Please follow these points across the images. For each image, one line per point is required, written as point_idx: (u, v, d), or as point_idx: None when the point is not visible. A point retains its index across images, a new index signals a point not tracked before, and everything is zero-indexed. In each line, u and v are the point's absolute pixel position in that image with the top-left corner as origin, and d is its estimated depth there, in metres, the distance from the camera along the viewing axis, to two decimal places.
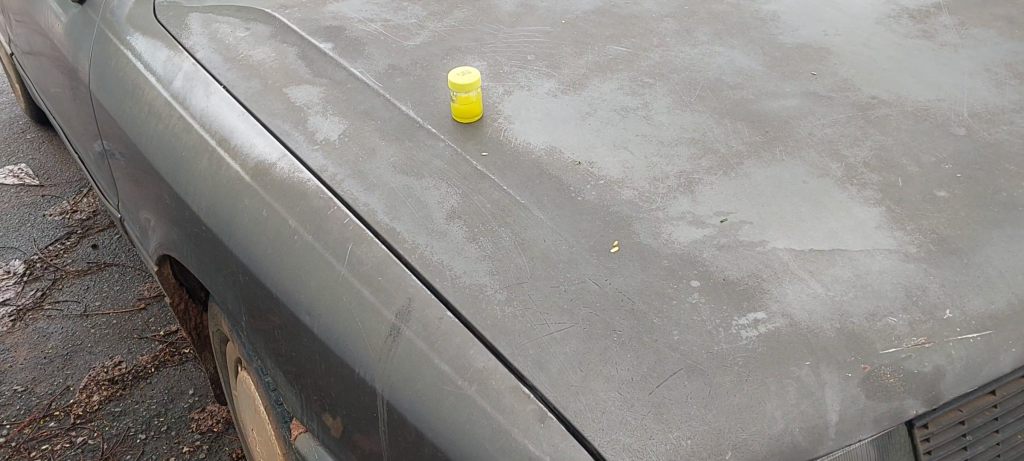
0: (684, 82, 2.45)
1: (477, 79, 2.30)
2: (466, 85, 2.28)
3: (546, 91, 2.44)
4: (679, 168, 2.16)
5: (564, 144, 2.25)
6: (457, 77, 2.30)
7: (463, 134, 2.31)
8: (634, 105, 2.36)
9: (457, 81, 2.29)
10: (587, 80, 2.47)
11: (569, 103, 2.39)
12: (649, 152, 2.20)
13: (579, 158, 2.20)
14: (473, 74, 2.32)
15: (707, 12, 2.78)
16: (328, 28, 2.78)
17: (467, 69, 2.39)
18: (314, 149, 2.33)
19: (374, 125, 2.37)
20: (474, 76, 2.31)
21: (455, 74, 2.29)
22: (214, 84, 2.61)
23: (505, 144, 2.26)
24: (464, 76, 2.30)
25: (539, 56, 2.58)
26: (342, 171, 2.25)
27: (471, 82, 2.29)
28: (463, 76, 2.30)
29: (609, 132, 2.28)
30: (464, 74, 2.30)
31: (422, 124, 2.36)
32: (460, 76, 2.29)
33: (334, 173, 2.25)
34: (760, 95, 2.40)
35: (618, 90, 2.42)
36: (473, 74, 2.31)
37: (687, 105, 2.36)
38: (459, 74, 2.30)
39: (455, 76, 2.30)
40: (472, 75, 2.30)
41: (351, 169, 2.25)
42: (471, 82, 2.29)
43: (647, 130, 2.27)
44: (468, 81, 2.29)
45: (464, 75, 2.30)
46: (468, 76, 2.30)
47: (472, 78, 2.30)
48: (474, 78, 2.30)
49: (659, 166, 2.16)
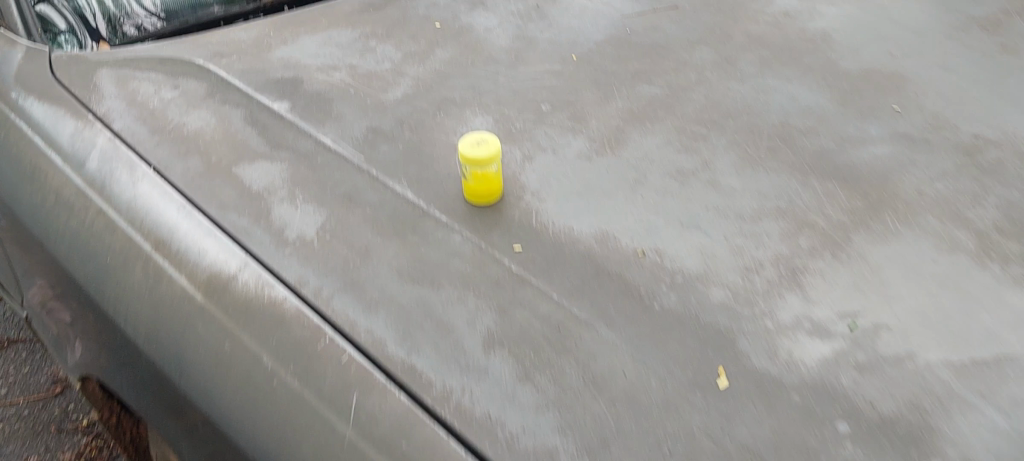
0: (745, 129, 1.95)
1: (495, 151, 1.77)
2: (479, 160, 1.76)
3: (575, 154, 1.92)
4: (774, 250, 1.66)
5: (616, 227, 1.73)
6: (469, 147, 1.77)
7: (482, 222, 1.78)
8: (692, 166, 1.86)
9: (468, 154, 1.77)
10: (624, 135, 1.96)
11: (609, 168, 1.87)
12: (731, 231, 1.70)
13: (642, 246, 1.68)
14: (492, 143, 1.79)
15: (743, 33, 2.28)
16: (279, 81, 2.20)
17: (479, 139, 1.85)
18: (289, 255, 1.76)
19: (362, 214, 1.82)
20: (492, 146, 1.78)
21: (467, 144, 1.77)
22: (142, 165, 2.03)
23: (540, 232, 1.74)
24: (479, 146, 1.77)
25: (555, 107, 2.06)
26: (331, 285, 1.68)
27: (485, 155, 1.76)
28: (477, 146, 1.77)
29: (671, 206, 1.76)
30: (478, 143, 1.77)
31: (425, 209, 1.82)
32: (473, 147, 1.77)
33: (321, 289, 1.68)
34: (843, 141, 1.92)
35: (666, 146, 1.92)
36: (491, 144, 1.78)
37: (758, 161, 1.86)
38: (472, 144, 1.77)
39: (466, 145, 1.77)
40: (489, 146, 1.77)
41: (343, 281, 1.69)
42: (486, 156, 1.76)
43: (719, 201, 1.77)
44: (483, 154, 1.76)
45: (478, 145, 1.77)
46: (483, 147, 1.77)
47: (489, 149, 1.77)
48: (492, 149, 1.78)
49: (748, 252, 1.65)
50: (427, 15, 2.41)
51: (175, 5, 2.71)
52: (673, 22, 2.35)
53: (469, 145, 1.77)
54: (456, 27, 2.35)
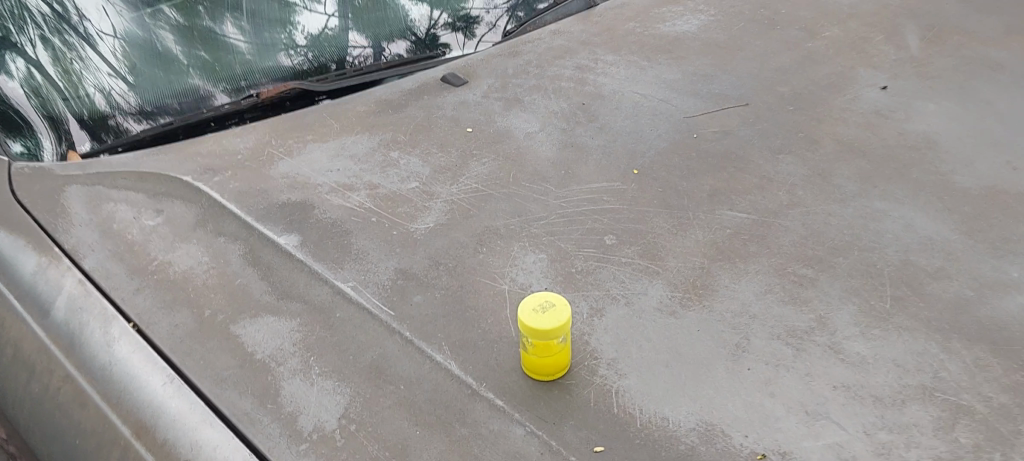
0: (859, 269, 1.59)
1: (564, 318, 1.38)
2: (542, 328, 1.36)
3: (655, 306, 1.53)
4: (930, 451, 1.30)
5: (722, 417, 1.36)
6: (529, 311, 1.38)
7: (548, 406, 1.38)
8: (804, 324, 1.49)
9: (528, 320, 1.38)
10: (713, 280, 1.57)
11: (701, 327, 1.49)
12: (869, 422, 1.34)
13: (760, 446, 1.32)
14: (560, 306, 1.40)
15: (833, 138, 1.93)
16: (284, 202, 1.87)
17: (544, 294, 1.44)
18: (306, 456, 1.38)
19: (394, 394, 1.44)
20: (559, 311, 1.38)
21: (527, 308, 1.38)
22: (119, 318, 1.63)
23: (625, 424, 1.36)
24: (542, 311, 1.38)
25: (623, 237, 1.67)
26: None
27: (551, 323, 1.36)
28: (539, 310, 1.38)
29: (788, 386, 1.40)
30: (542, 307, 1.39)
31: (474, 387, 1.43)
32: (535, 312, 1.38)
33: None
34: (982, 285, 1.56)
35: (768, 295, 1.54)
36: (558, 309, 1.39)
37: (884, 316, 1.50)
38: (534, 307, 1.39)
39: (526, 309, 1.39)
40: (556, 311, 1.38)
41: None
42: (551, 324, 1.36)
43: (846, 377, 1.41)
44: (548, 321, 1.37)
45: (542, 309, 1.38)
46: (548, 312, 1.38)
47: (555, 315, 1.38)
48: (559, 315, 1.38)
49: (896, 453, 1.30)
50: (456, 117, 2.11)
51: (149, 58, 2.13)
52: (745, 123, 2.00)
53: (529, 309, 1.38)
54: (492, 131, 2.05)
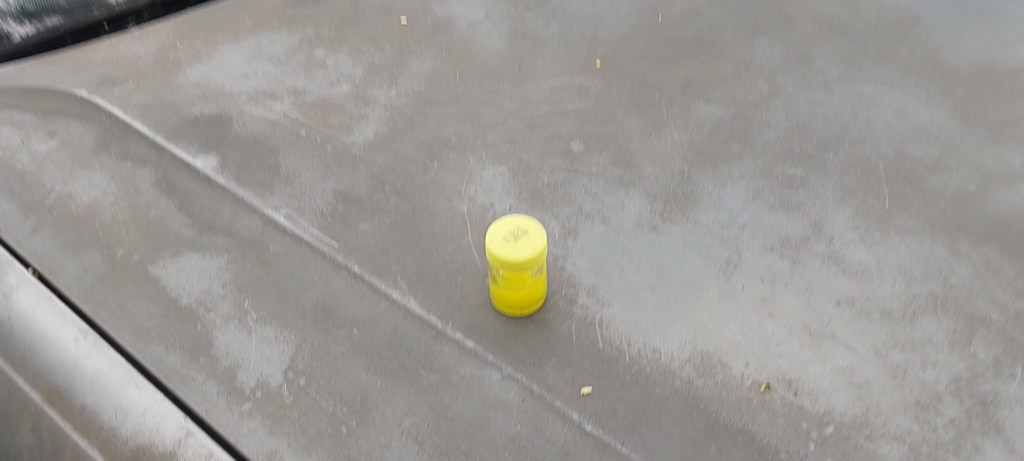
0: (852, 166, 1.45)
1: (540, 246, 1.19)
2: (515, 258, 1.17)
3: (634, 222, 1.36)
4: (946, 370, 1.19)
5: (719, 345, 1.21)
6: (498, 239, 1.20)
7: (525, 345, 1.23)
8: (800, 232, 1.34)
9: (497, 249, 1.19)
10: (696, 189, 1.41)
11: (688, 242, 1.33)
12: (878, 340, 1.22)
13: (764, 376, 1.18)
14: (535, 233, 1.20)
15: (809, 19, 1.76)
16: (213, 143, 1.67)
17: (516, 217, 1.22)
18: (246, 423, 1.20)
19: (346, 340, 1.26)
20: (535, 238, 1.20)
21: (497, 237, 1.20)
22: (14, 261, 1.38)
23: (613, 360, 1.20)
24: (514, 239, 1.20)
25: (591, 145, 1.49)
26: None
27: (525, 251, 1.17)
28: (511, 238, 1.19)
29: (788, 305, 1.26)
30: (514, 234, 1.20)
31: (439, 327, 1.25)
32: (506, 241, 1.19)
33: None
34: (985, 176, 1.43)
35: (757, 201, 1.39)
36: (533, 235, 1.20)
37: (884, 218, 1.37)
38: (504, 235, 1.20)
39: (494, 237, 1.20)
40: (531, 237, 1.19)
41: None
42: (525, 252, 1.18)
43: (850, 290, 1.27)
44: (521, 249, 1.18)
45: (514, 237, 1.19)
46: (521, 240, 1.19)
47: (529, 242, 1.19)
48: (534, 241, 1.19)
49: (910, 375, 1.19)
50: (388, 6, 1.88)
51: None
52: (711, 5, 1.82)
53: (498, 237, 1.20)
54: (432, 22, 1.82)
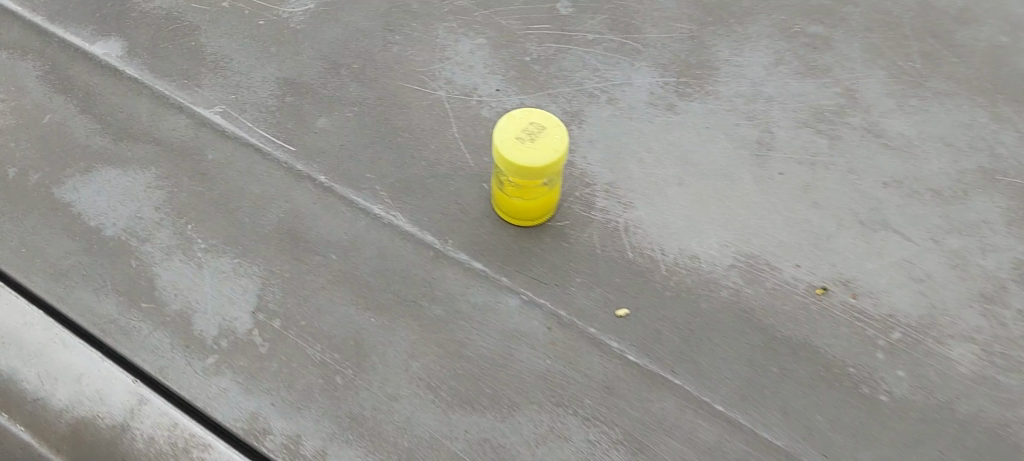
0: (875, 21, 1.27)
1: (561, 146, 0.98)
2: (533, 163, 0.96)
3: (646, 101, 1.16)
4: (1008, 254, 1.06)
5: (764, 247, 1.05)
6: (509, 139, 0.98)
7: (542, 261, 1.03)
8: (832, 103, 1.17)
9: (509, 153, 0.97)
10: (711, 54, 1.21)
11: (710, 121, 1.15)
12: (933, 225, 1.08)
13: (817, 278, 1.03)
14: (552, 134, 0.99)
15: None
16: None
17: (535, 112, 1.00)
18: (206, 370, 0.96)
19: (324, 270, 1.04)
20: (554, 136, 0.98)
21: (508, 136, 0.98)
22: None
23: (648, 274, 1.03)
24: (530, 137, 0.98)
25: (581, 7, 1.26)
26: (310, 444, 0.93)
27: (545, 155, 0.96)
28: (526, 138, 0.97)
29: (832, 191, 1.10)
30: (528, 132, 0.98)
31: (436, 247, 1.05)
32: (519, 141, 0.97)
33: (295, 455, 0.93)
34: (1016, 26, 1.27)
35: (780, 67, 1.20)
36: (552, 133, 0.98)
37: (919, 80, 1.20)
38: (517, 134, 0.98)
39: (504, 136, 0.98)
40: (550, 136, 0.98)
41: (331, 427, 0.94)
42: (545, 155, 0.96)
43: (895, 169, 1.12)
44: (539, 152, 0.96)
45: (529, 136, 0.98)
46: (539, 140, 0.97)
47: (549, 142, 0.97)
48: (555, 140, 0.97)
49: (971, 264, 1.05)
50: None
51: None
52: None
53: (509, 136, 0.98)
54: None
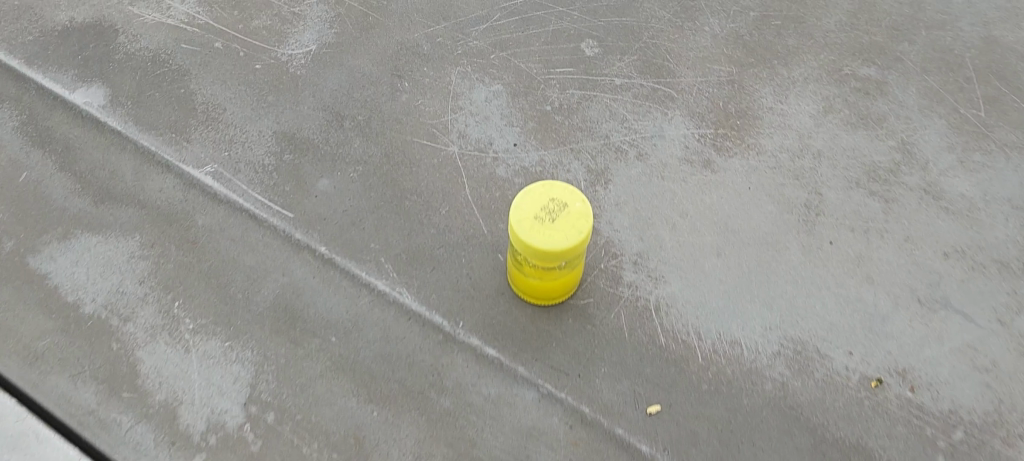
0: (933, 61, 1.15)
1: (586, 227, 0.87)
2: (553, 247, 0.85)
3: (681, 157, 1.05)
4: None
5: (812, 330, 0.94)
6: (527, 217, 0.87)
7: (563, 348, 0.93)
8: (887, 158, 1.05)
9: (526, 234, 0.87)
10: (752, 102, 1.10)
11: (752, 181, 1.03)
12: (1002, 301, 0.96)
13: (872, 367, 0.92)
14: (576, 213, 0.88)
15: None
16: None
17: (558, 186, 0.89)
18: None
19: (324, 355, 0.94)
20: (577, 215, 0.88)
21: (526, 214, 0.87)
22: None
23: (682, 363, 0.92)
24: (550, 216, 0.87)
25: (607, 50, 1.15)
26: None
27: (566, 237, 0.85)
28: (545, 217, 0.87)
29: (887, 264, 0.98)
30: (549, 210, 0.88)
31: (446, 330, 0.94)
32: (538, 221, 0.87)
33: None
34: None
35: (828, 117, 1.08)
36: (575, 211, 0.88)
37: (982, 132, 1.08)
38: (536, 212, 0.87)
39: (522, 214, 0.88)
40: (573, 215, 0.87)
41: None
42: (565, 237, 0.86)
43: (957, 238, 1.00)
44: (559, 234, 0.86)
45: (549, 215, 0.87)
46: (560, 219, 0.87)
47: (571, 222, 0.87)
48: (578, 220, 0.87)
49: None
50: None
51: None
52: None
53: (527, 214, 0.87)
54: None
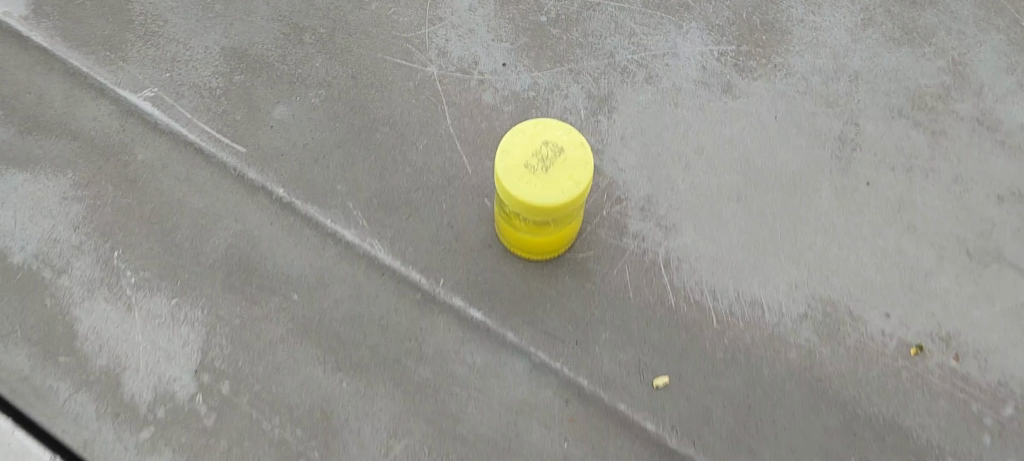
0: None
1: (585, 176, 0.73)
2: (547, 203, 0.72)
3: (695, 79, 0.90)
4: None
5: (844, 288, 0.82)
6: (516, 165, 0.73)
7: (558, 310, 0.81)
8: (936, 81, 0.91)
9: (515, 185, 0.73)
10: (779, 11, 0.94)
11: (778, 109, 0.89)
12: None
13: (912, 332, 0.81)
14: (573, 159, 0.74)
15: None
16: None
17: (551, 126, 0.75)
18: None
19: (285, 316, 0.82)
20: (575, 161, 0.74)
21: (515, 162, 0.73)
22: None
23: (695, 326, 0.80)
24: (543, 164, 0.73)
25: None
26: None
27: (562, 191, 0.72)
28: (537, 165, 0.73)
29: (930, 211, 0.85)
30: (541, 156, 0.73)
31: (425, 288, 0.82)
32: (530, 169, 0.73)
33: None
34: None
35: (868, 32, 0.93)
36: (573, 158, 0.73)
37: None
38: (526, 159, 0.73)
39: (510, 161, 0.73)
40: (570, 162, 0.73)
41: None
42: (562, 191, 0.72)
43: (1012, 177, 0.87)
44: (554, 185, 0.72)
45: (542, 162, 0.73)
46: (555, 168, 0.73)
47: (569, 170, 0.73)
48: (577, 169, 0.73)
49: None
50: None
51: None
52: None
53: (516, 162, 0.73)
54: None
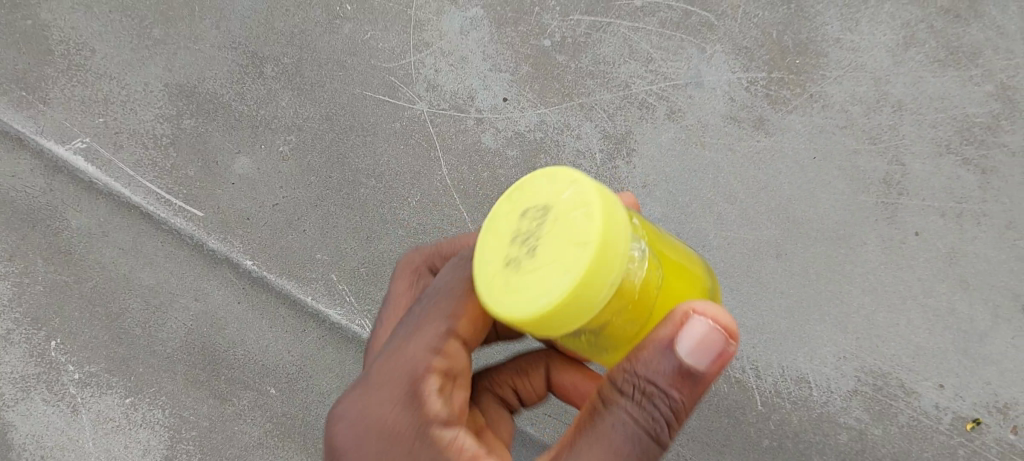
0: (887, 65, 1.13)
1: (588, 226, 0.57)
2: (566, 299, 0.56)
3: (656, 203, 1.16)
4: None
5: (806, 381, 1.10)
6: (501, 270, 0.61)
7: None
8: (991, 105, 1.09)
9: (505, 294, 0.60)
10: (732, 137, 1.16)
11: (714, 195, 1.15)
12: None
13: (877, 430, 1.07)
14: (561, 217, 0.59)
15: None
16: (42, 150, 1.29)
17: (530, 185, 0.63)
18: (439, 365, 0.72)
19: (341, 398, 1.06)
20: (564, 217, 0.59)
21: (497, 266, 0.62)
22: None
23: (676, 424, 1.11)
24: (530, 248, 0.60)
25: (641, 104, 1.18)
26: (606, 448, 0.64)
27: (562, 268, 0.56)
28: (522, 256, 0.60)
29: (923, 331, 1.08)
30: (525, 238, 0.60)
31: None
32: (518, 265, 0.60)
33: (702, 370, 0.62)
34: None
35: (816, 167, 1.13)
36: (564, 213, 0.58)
37: (965, 195, 1.09)
38: (513, 252, 0.61)
39: (495, 267, 0.62)
40: (556, 225, 0.58)
41: (614, 384, 0.65)
42: (560, 268, 0.57)
43: (946, 318, 1.07)
44: (551, 266, 0.57)
45: (528, 247, 0.60)
46: (543, 244, 0.59)
47: (556, 239, 0.58)
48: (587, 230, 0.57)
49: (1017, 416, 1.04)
50: None
51: None
52: None
53: (498, 268, 0.61)
54: None
